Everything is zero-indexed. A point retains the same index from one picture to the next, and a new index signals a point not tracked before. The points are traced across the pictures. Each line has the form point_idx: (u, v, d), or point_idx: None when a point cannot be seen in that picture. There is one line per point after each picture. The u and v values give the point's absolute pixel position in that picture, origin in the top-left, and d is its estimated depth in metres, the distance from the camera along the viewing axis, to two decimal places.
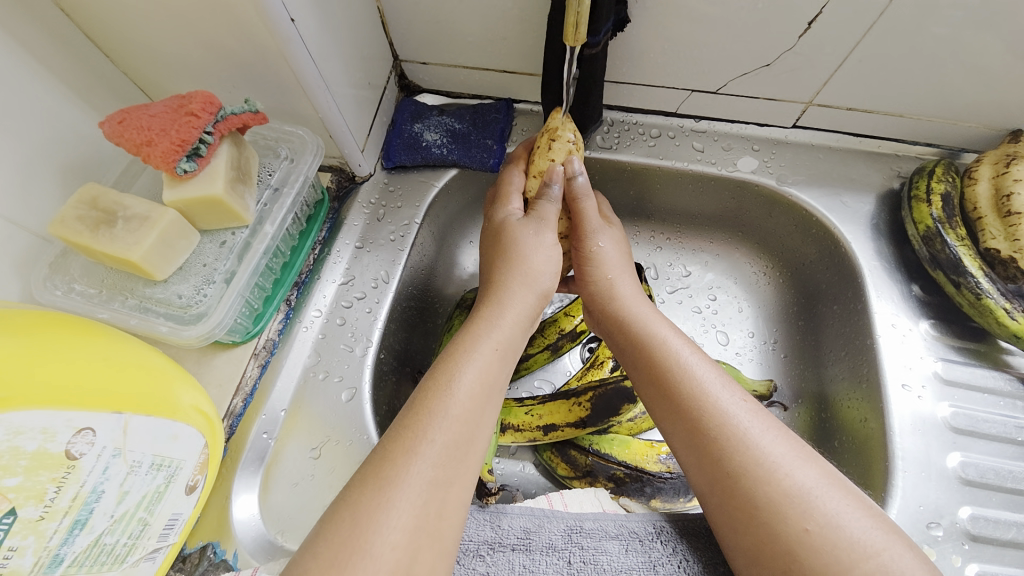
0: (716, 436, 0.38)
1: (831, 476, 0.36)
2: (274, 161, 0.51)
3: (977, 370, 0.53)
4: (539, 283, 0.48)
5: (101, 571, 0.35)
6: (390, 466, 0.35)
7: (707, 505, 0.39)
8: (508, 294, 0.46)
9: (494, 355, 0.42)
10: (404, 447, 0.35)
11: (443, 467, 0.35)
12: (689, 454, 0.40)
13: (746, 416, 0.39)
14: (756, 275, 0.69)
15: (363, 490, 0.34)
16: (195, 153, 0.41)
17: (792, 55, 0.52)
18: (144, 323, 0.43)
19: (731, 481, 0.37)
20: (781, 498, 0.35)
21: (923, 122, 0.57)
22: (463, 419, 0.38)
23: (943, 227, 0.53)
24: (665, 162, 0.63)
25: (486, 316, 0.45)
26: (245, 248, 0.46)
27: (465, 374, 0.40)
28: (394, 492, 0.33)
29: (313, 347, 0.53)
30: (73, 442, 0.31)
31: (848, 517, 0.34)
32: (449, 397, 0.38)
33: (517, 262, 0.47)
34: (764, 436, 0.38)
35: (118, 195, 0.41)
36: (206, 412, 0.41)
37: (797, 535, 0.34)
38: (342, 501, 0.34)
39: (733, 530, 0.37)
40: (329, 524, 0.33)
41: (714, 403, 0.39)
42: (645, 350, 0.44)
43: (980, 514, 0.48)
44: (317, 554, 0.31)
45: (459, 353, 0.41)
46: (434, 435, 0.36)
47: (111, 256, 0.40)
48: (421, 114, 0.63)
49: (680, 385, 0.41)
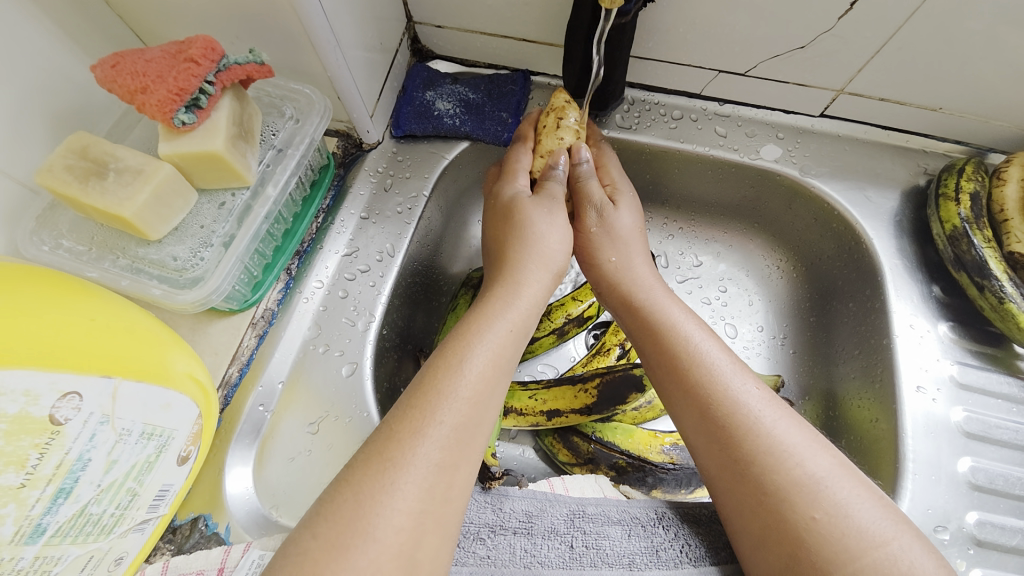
0: (725, 422, 0.37)
1: (842, 465, 0.35)
2: (278, 120, 0.48)
3: (992, 375, 0.52)
4: (552, 265, 0.46)
5: (87, 541, 0.33)
6: (395, 446, 0.33)
7: (714, 492, 0.38)
8: (524, 273, 0.45)
9: (509, 336, 0.40)
10: (412, 427, 0.34)
11: (451, 451, 0.34)
12: (697, 439, 0.38)
13: (758, 403, 0.38)
14: (769, 268, 0.67)
15: (366, 470, 0.32)
16: (193, 105, 0.38)
17: (829, 37, 0.49)
18: (136, 285, 0.40)
19: (741, 467, 0.36)
20: (793, 485, 0.34)
21: (956, 117, 0.55)
22: (473, 400, 0.36)
23: (970, 227, 0.52)
24: (685, 145, 0.61)
25: (500, 296, 0.43)
26: (245, 211, 0.44)
27: (475, 356, 0.38)
28: (399, 474, 0.32)
29: (313, 319, 0.51)
30: (57, 407, 0.29)
31: (860, 507, 0.33)
32: (459, 378, 0.37)
33: (534, 242, 0.46)
34: (776, 423, 0.37)
35: (110, 145, 0.38)
36: (199, 380, 0.39)
37: (807, 523, 0.33)
38: (344, 481, 0.32)
39: (741, 515, 0.36)
40: (330, 503, 0.31)
41: (726, 389, 0.38)
42: (656, 334, 0.43)
43: (986, 519, 0.47)
44: (317, 534, 0.30)
45: (472, 332, 0.40)
46: (442, 416, 0.35)
47: (102, 211, 0.37)
48: (433, 82, 0.60)
49: (690, 371, 0.40)
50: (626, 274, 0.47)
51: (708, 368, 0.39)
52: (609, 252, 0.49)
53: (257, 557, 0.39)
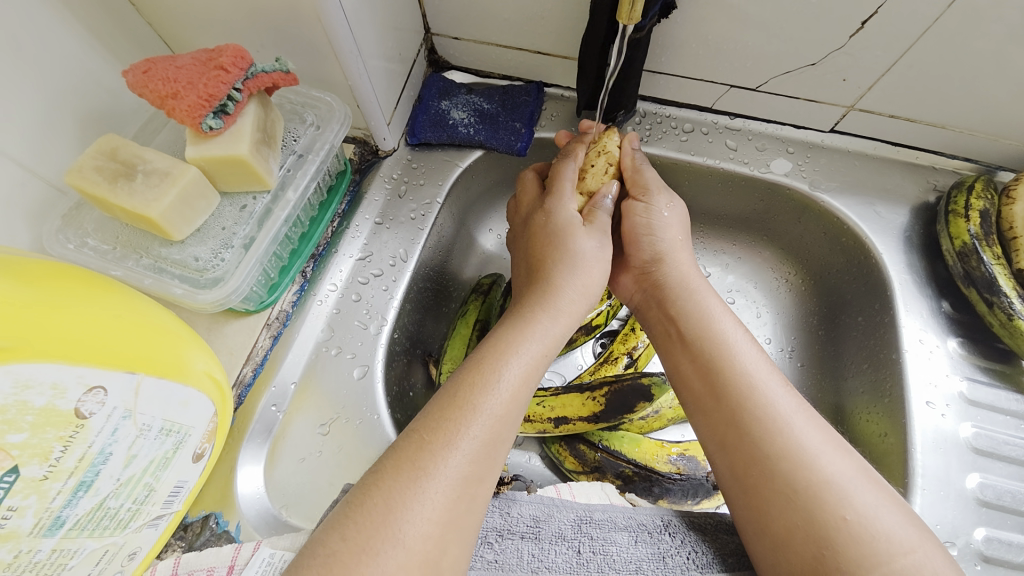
0: (758, 418, 0.37)
1: (867, 471, 0.36)
2: (300, 127, 0.49)
3: (1001, 392, 0.52)
4: (594, 283, 0.46)
5: (103, 535, 0.34)
6: (427, 456, 0.33)
7: (729, 493, 0.38)
8: (563, 299, 0.44)
9: (541, 357, 0.41)
10: (445, 439, 0.34)
11: (478, 464, 0.34)
12: (721, 435, 0.39)
13: (789, 402, 0.38)
14: (777, 281, 0.67)
15: (398, 477, 0.32)
16: (221, 110, 0.39)
17: (840, 55, 0.50)
18: (158, 284, 0.41)
19: (766, 464, 0.36)
20: (820, 482, 0.34)
21: (965, 135, 0.55)
22: (503, 417, 0.37)
23: (980, 244, 0.52)
24: (696, 158, 0.61)
25: (536, 315, 0.43)
26: (266, 214, 0.45)
27: (508, 372, 0.38)
28: (428, 483, 0.32)
29: (327, 321, 0.52)
30: (83, 401, 0.29)
31: (884, 511, 0.33)
32: (490, 392, 0.37)
33: (573, 258, 0.46)
34: (807, 424, 0.37)
35: (138, 148, 0.39)
36: (217, 378, 0.39)
37: (836, 522, 0.33)
38: (373, 484, 0.32)
39: (757, 516, 0.36)
40: (359, 506, 0.32)
41: (759, 387, 0.39)
42: (688, 331, 0.43)
43: (994, 536, 0.47)
44: (346, 537, 0.30)
45: (506, 347, 0.40)
46: (474, 431, 0.35)
47: (129, 212, 0.38)
48: (449, 92, 0.61)
49: (723, 367, 0.40)
50: (664, 272, 0.47)
51: (743, 364, 0.40)
52: (659, 241, 0.49)
53: (268, 555, 0.40)
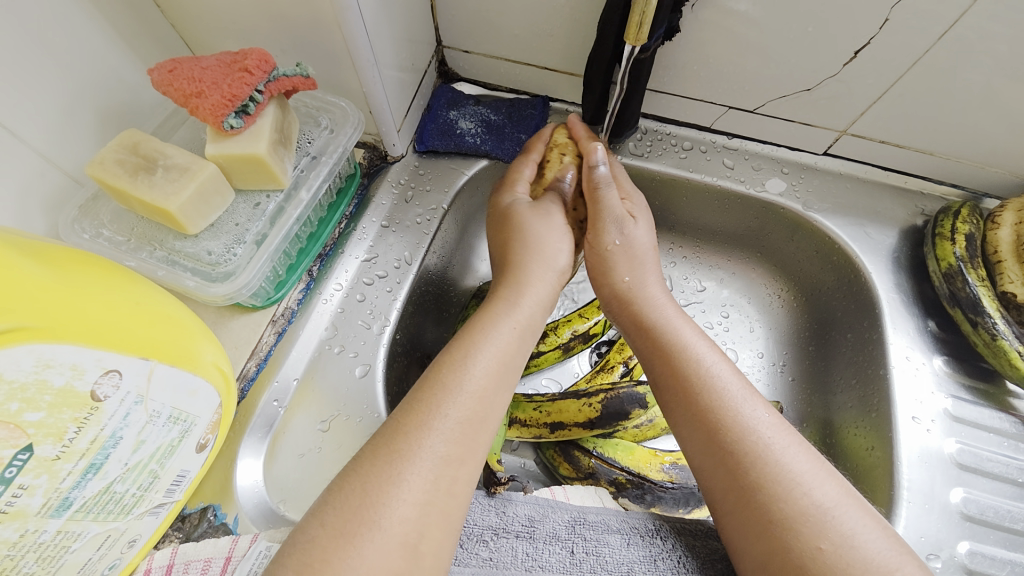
0: (737, 447, 0.38)
1: (849, 495, 0.36)
2: (314, 130, 0.51)
3: (985, 410, 0.54)
4: (556, 264, 0.49)
5: (107, 520, 0.34)
6: (402, 438, 0.34)
7: (717, 514, 0.39)
8: (538, 285, 0.47)
9: (514, 335, 0.42)
10: (418, 421, 0.35)
11: (459, 444, 0.35)
12: (704, 462, 0.39)
13: (768, 431, 0.39)
14: (770, 297, 0.69)
15: (375, 461, 0.33)
16: (242, 111, 0.41)
17: (834, 82, 0.52)
18: (171, 276, 0.42)
19: (745, 493, 0.37)
20: (798, 514, 0.35)
21: (952, 162, 0.58)
22: (478, 395, 0.38)
23: (965, 265, 0.54)
24: (694, 175, 0.64)
25: (503, 295, 0.45)
26: (278, 213, 0.46)
27: (482, 354, 0.40)
28: (406, 465, 0.33)
29: (330, 320, 0.53)
30: (99, 383, 0.30)
31: (864, 538, 0.34)
32: (465, 373, 0.38)
33: (535, 248, 0.48)
34: (787, 452, 0.38)
35: (159, 143, 0.41)
36: (224, 369, 0.40)
37: (811, 552, 0.34)
38: (351, 470, 0.34)
39: (742, 541, 0.37)
40: (339, 493, 0.33)
41: (737, 416, 0.39)
42: (669, 359, 0.44)
43: (977, 549, 0.48)
44: (325, 522, 0.31)
45: (479, 331, 0.41)
46: (449, 411, 0.36)
47: (147, 204, 0.40)
48: (457, 102, 0.63)
49: (701, 398, 0.41)
50: (637, 297, 0.49)
51: (719, 393, 0.41)
52: (625, 270, 0.50)
53: (264, 548, 0.40)
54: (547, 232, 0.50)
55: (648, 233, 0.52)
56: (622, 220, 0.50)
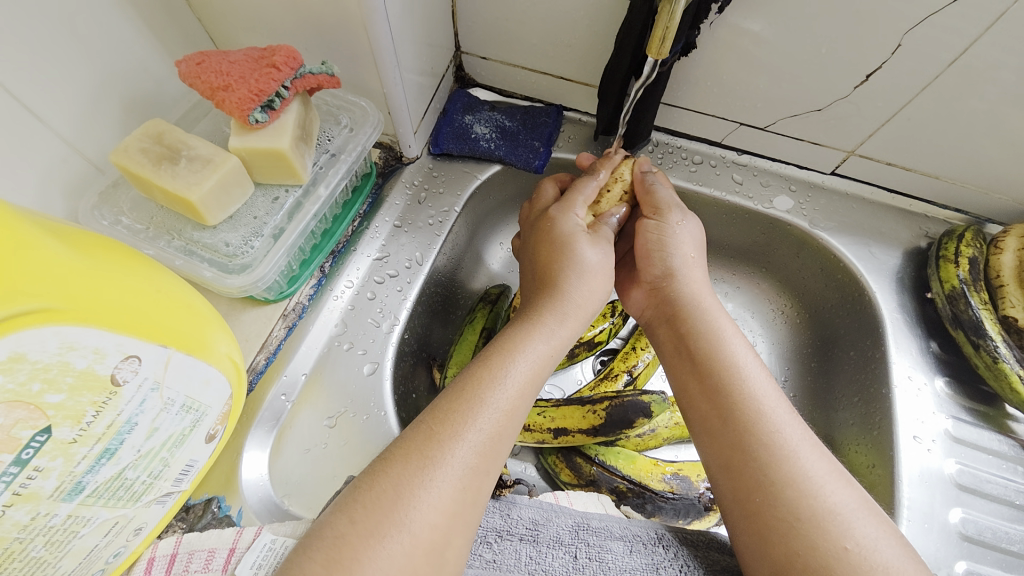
0: (767, 442, 0.38)
1: (865, 502, 0.37)
2: (334, 127, 0.51)
3: (984, 432, 0.55)
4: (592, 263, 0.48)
5: (116, 506, 0.34)
6: (435, 446, 0.34)
7: (731, 515, 0.39)
8: (570, 303, 0.46)
9: (547, 356, 0.42)
10: (453, 431, 0.35)
11: (485, 457, 0.36)
12: (727, 456, 0.39)
13: (795, 431, 0.39)
14: (774, 312, 0.70)
15: (406, 464, 0.33)
16: (268, 105, 0.41)
17: (845, 103, 0.53)
18: (187, 266, 0.43)
19: (771, 488, 0.37)
20: (823, 513, 0.35)
21: (957, 187, 0.59)
22: (508, 412, 0.38)
23: (968, 288, 0.55)
24: (704, 189, 0.64)
25: (538, 309, 0.45)
26: (296, 207, 0.46)
27: (515, 368, 0.40)
28: (438, 472, 0.33)
29: (340, 316, 0.53)
30: (119, 367, 0.30)
31: (882, 543, 0.35)
32: (498, 388, 0.38)
33: (567, 253, 0.48)
34: (811, 453, 0.38)
35: (183, 134, 0.41)
36: (237, 361, 0.40)
37: (836, 551, 0.34)
38: (380, 470, 0.34)
39: (756, 540, 0.37)
40: (369, 492, 0.32)
41: (767, 410, 0.40)
42: (703, 347, 0.44)
43: (975, 570, 0.49)
44: (355, 520, 0.31)
45: (513, 346, 0.42)
46: (481, 424, 0.36)
47: (170, 193, 0.40)
48: (473, 107, 0.64)
49: (734, 392, 0.41)
50: (676, 287, 0.49)
51: (751, 389, 0.41)
52: (687, 249, 0.51)
53: (268, 541, 0.40)
54: (588, 245, 0.49)
55: (695, 234, 0.52)
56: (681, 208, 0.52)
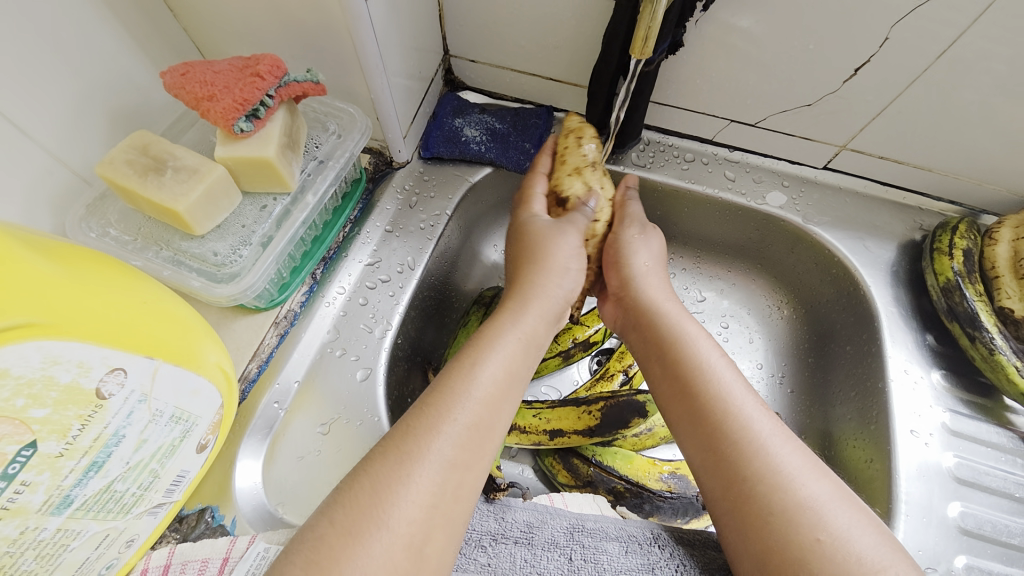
0: (738, 439, 0.38)
1: (842, 493, 0.37)
2: (322, 134, 0.51)
3: (983, 425, 0.54)
4: (564, 281, 0.49)
5: (106, 518, 0.34)
6: (412, 440, 0.35)
7: (716, 512, 0.38)
8: (542, 296, 0.47)
9: (520, 346, 0.43)
10: (427, 424, 0.36)
11: (463, 449, 0.35)
12: (703, 457, 0.40)
13: (766, 425, 0.39)
14: (770, 308, 0.70)
15: (384, 461, 0.34)
16: (252, 114, 0.41)
17: (834, 97, 0.53)
18: (176, 276, 0.43)
19: (746, 485, 0.37)
20: (795, 507, 0.35)
21: (950, 178, 0.59)
22: (486, 402, 0.38)
23: (962, 280, 0.55)
24: (695, 186, 0.64)
25: (511, 308, 0.46)
26: (285, 215, 0.46)
27: (490, 361, 0.40)
28: (415, 467, 0.33)
29: (333, 323, 0.53)
30: (104, 380, 0.30)
31: (858, 534, 0.34)
32: (473, 380, 0.39)
33: (542, 261, 0.48)
34: (782, 447, 0.38)
35: (169, 145, 0.41)
36: (227, 370, 0.40)
37: (809, 544, 0.33)
38: (361, 470, 0.34)
39: (740, 536, 0.36)
40: (348, 492, 0.33)
41: (738, 409, 0.40)
42: (672, 350, 0.45)
43: (975, 563, 0.48)
44: (334, 520, 0.31)
45: (486, 339, 0.42)
46: (458, 416, 0.36)
47: (156, 204, 0.40)
48: (463, 110, 0.64)
49: (704, 390, 0.41)
50: (637, 293, 0.50)
51: (719, 387, 0.41)
52: (643, 258, 0.52)
53: (262, 550, 0.40)
54: (560, 250, 0.49)
55: (658, 249, 0.53)
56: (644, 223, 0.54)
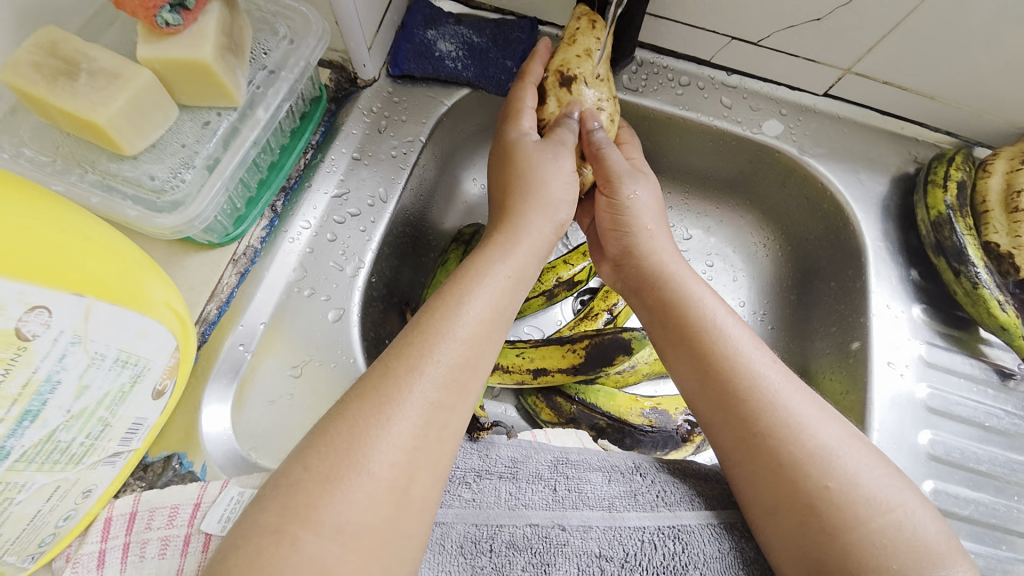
0: (747, 396, 0.39)
1: (850, 436, 0.37)
2: (271, 39, 0.44)
3: (957, 356, 0.56)
4: (557, 215, 0.45)
5: (53, 470, 0.31)
6: (392, 382, 0.32)
7: (729, 459, 0.40)
8: (526, 224, 0.44)
9: (506, 283, 0.40)
10: (408, 365, 0.33)
11: (446, 391, 0.33)
12: (715, 412, 0.40)
13: (776, 380, 0.39)
14: (756, 245, 0.68)
15: (362, 404, 0.31)
16: (178, 5, 0.35)
17: (846, 11, 0.48)
18: (106, 204, 0.37)
19: (758, 438, 0.37)
20: (805, 456, 0.36)
21: (951, 108, 0.56)
22: (469, 342, 0.35)
23: (954, 214, 0.53)
24: (689, 113, 0.60)
25: (499, 242, 0.42)
26: (232, 133, 0.40)
27: (473, 299, 0.37)
28: (396, 409, 0.31)
29: (299, 260, 0.49)
30: (24, 320, 0.26)
31: (866, 475, 0.35)
32: (457, 318, 0.36)
33: (535, 192, 0.44)
34: (794, 397, 0.38)
35: (81, 42, 0.34)
36: (178, 310, 0.36)
37: (818, 490, 0.35)
38: (337, 414, 0.31)
39: (753, 482, 0.38)
40: (322, 436, 0.30)
41: (747, 364, 0.40)
42: (678, 312, 0.43)
43: (941, 488, 0.51)
44: (308, 466, 0.29)
45: (471, 275, 0.39)
46: (439, 355, 0.34)
47: (70, 115, 0.34)
48: (435, 20, 0.56)
49: (713, 350, 0.41)
50: (641, 255, 0.48)
51: (729, 346, 0.41)
52: (643, 220, 0.48)
53: (236, 494, 0.38)
54: (550, 176, 0.45)
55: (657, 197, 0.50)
56: (631, 175, 0.48)
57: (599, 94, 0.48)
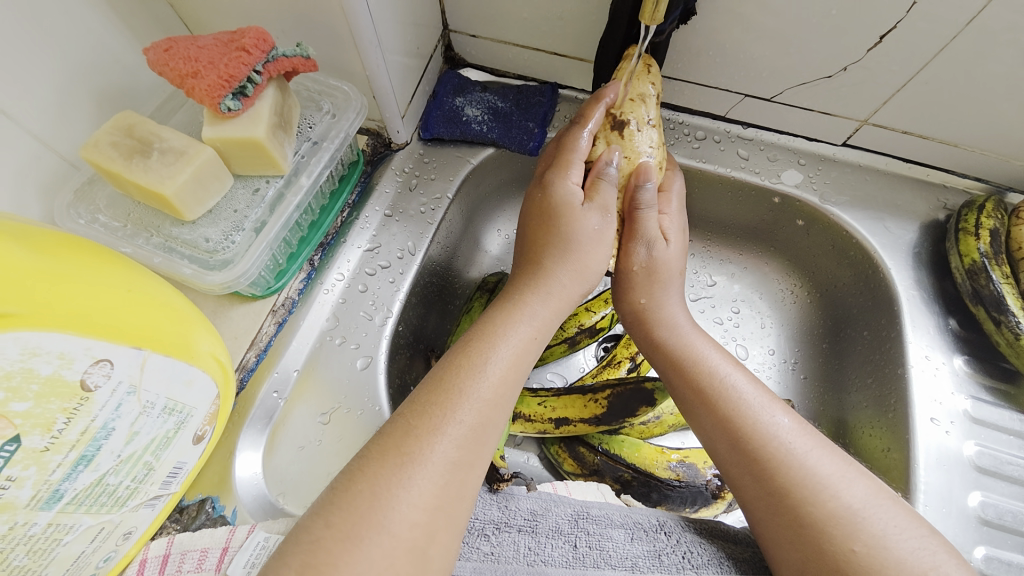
0: (759, 454, 0.38)
1: (880, 493, 0.36)
2: (316, 114, 0.49)
3: (1005, 412, 0.52)
4: (583, 271, 0.45)
5: (101, 512, 0.34)
6: (413, 441, 0.33)
7: (754, 515, 0.38)
8: (555, 280, 0.44)
9: (531, 342, 0.41)
10: (432, 425, 0.34)
11: (467, 450, 0.34)
12: (731, 471, 0.40)
13: (789, 436, 0.38)
14: (783, 292, 0.67)
15: (384, 463, 0.32)
16: (240, 92, 0.39)
17: (859, 68, 0.49)
18: (167, 263, 0.41)
19: (775, 499, 0.36)
20: (827, 519, 0.34)
21: (976, 155, 0.55)
22: (492, 402, 0.37)
23: (989, 262, 0.52)
24: (706, 166, 0.62)
25: (523, 297, 0.43)
26: (278, 199, 0.45)
27: (497, 356, 0.39)
28: (417, 469, 0.32)
29: (332, 311, 0.52)
30: (89, 372, 0.29)
31: (895, 537, 0.33)
32: (481, 377, 0.37)
33: (566, 248, 0.44)
34: (810, 455, 0.37)
35: (155, 126, 0.39)
36: (222, 360, 0.39)
37: (844, 554, 0.33)
38: (358, 470, 0.32)
39: (778, 543, 0.36)
40: (345, 492, 0.31)
41: (757, 423, 0.39)
42: (682, 371, 0.44)
43: (994, 555, 0.47)
44: (331, 522, 0.30)
45: (495, 333, 0.40)
46: (462, 416, 0.35)
47: (143, 188, 0.38)
48: (464, 88, 0.61)
49: (718, 410, 0.41)
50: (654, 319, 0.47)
51: (733, 407, 0.40)
52: (643, 290, 0.47)
53: (261, 539, 0.40)
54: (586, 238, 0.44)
55: (680, 252, 0.49)
56: (655, 241, 0.47)
57: (652, 137, 0.46)
